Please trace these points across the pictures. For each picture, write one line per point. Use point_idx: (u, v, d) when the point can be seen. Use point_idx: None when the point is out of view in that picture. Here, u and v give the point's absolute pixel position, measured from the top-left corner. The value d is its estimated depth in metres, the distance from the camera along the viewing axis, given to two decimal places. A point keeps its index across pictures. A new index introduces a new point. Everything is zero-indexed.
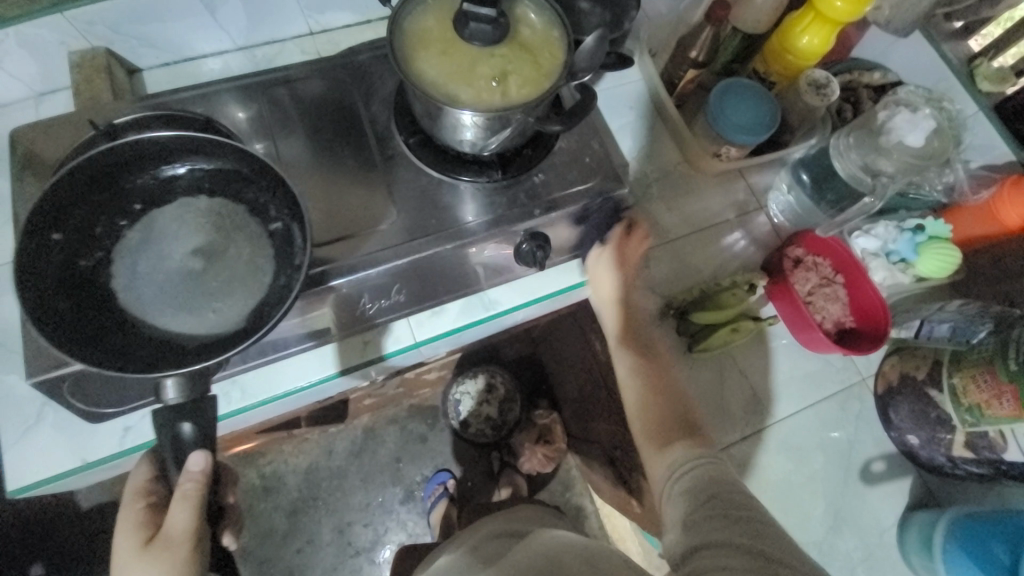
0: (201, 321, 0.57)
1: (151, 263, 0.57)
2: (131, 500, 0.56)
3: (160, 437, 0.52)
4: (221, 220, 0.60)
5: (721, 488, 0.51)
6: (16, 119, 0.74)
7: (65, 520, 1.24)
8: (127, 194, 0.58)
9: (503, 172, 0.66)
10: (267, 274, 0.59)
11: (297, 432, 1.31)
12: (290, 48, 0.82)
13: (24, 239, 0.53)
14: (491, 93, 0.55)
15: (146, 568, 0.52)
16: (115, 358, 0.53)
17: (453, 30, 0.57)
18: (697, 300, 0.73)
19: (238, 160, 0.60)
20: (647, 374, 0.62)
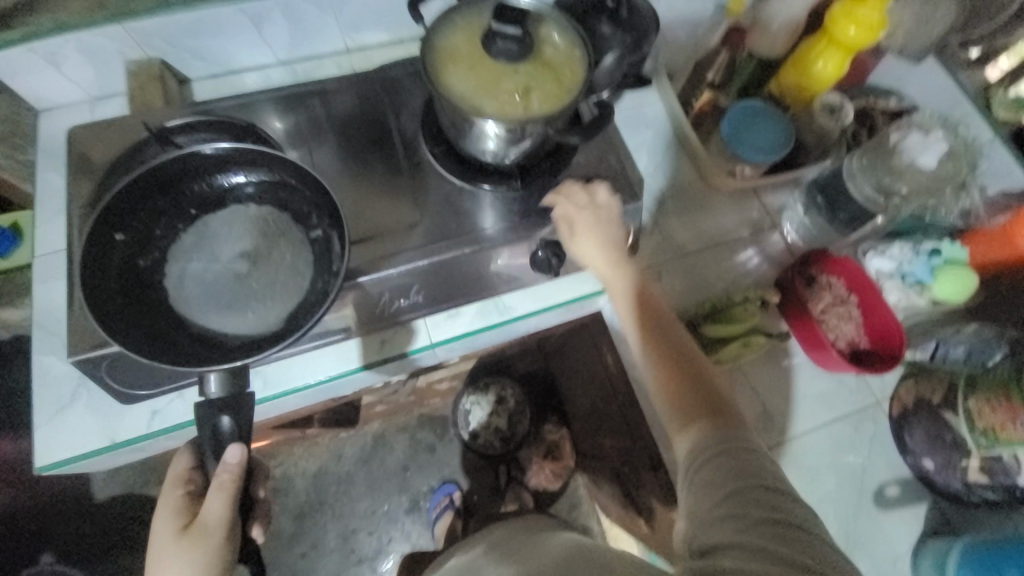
0: (243, 319, 0.61)
1: (205, 263, 0.62)
2: (171, 486, 0.60)
3: (201, 428, 0.56)
4: (267, 226, 0.64)
5: (746, 483, 0.49)
6: (74, 120, 0.80)
7: (81, 512, 1.27)
8: (183, 199, 0.63)
9: (522, 182, 0.69)
10: (306, 279, 0.62)
11: (309, 435, 1.33)
12: (327, 63, 0.88)
13: (89, 239, 0.58)
14: (514, 105, 0.59)
15: (181, 551, 0.56)
16: (160, 350, 0.56)
17: (481, 47, 0.61)
18: (710, 312, 0.74)
19: (285, 172, 0.64)
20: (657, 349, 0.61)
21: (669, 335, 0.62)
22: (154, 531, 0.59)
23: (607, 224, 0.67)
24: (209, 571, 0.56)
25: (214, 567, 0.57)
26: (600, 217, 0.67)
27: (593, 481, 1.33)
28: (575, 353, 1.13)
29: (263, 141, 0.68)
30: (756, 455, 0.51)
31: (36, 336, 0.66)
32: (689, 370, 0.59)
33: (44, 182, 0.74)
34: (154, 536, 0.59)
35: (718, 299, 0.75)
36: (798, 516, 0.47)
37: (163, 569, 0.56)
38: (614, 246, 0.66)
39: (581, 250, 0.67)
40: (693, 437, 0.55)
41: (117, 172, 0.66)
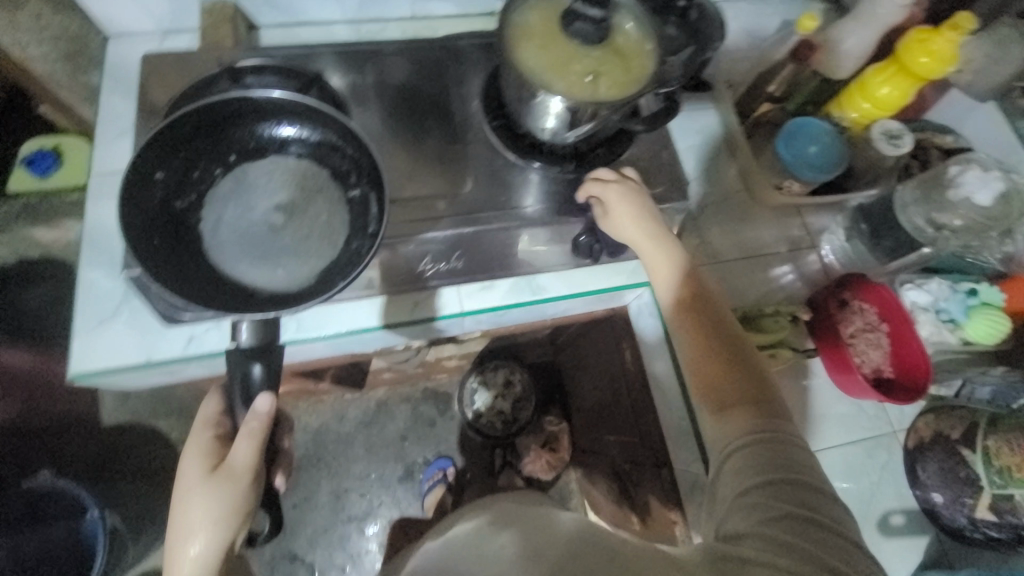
0: (273, 272, 0.62)
1: (242, 212, 0.64)
2: (200, 429, 0.62)
3: (232, 372, 0.59)
4: (305, 181, 0.66)
5: (772, 477, 0.49)
6: (141, 48, 0.81)
7: (85, 433, 1.29)
8: (226, 144, 0.65)
9: (577, 166, 0.70)
10: (340, 238, 0.64)
11: (316, 391, 1.36)
12: (392, 27, 0.88)
13: (130, 172, 0.59)
14: (582, 87, 0.59)
15: (207, 489, 0.57)
16: (185, 287, 0.59)
17: (556, 28, 0.61)
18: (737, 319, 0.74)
19: (330, 130, 0.66)
20: (702, 335, 0.60)
21: (717, 318, 0.60)
22: (180, 471, 0.60)
23: (642, 207, 0.65)
24: (236, 510, 0.58)
25: (240, 507, 0.58)
26: (634, 198, 0.66)
27: (587, 476, 1.35)
28: (588, 347, 1.14)
29: (325, 94, 0.69)
30: (792, 450, 0.51)
31: (86, 250, 0.68)
32: (738, 358, 0.58)
33: (108, 104, 0.76)
34: (180, 476, 0.60)
35: (749, 308, 0.75)
36: (825, 514, 0.47)
37: (189, 505, 0.57)
38: (652, 227, 0.65)
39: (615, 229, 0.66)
40: (734, 424, 0.54)
41: (182, 100, 0.67)
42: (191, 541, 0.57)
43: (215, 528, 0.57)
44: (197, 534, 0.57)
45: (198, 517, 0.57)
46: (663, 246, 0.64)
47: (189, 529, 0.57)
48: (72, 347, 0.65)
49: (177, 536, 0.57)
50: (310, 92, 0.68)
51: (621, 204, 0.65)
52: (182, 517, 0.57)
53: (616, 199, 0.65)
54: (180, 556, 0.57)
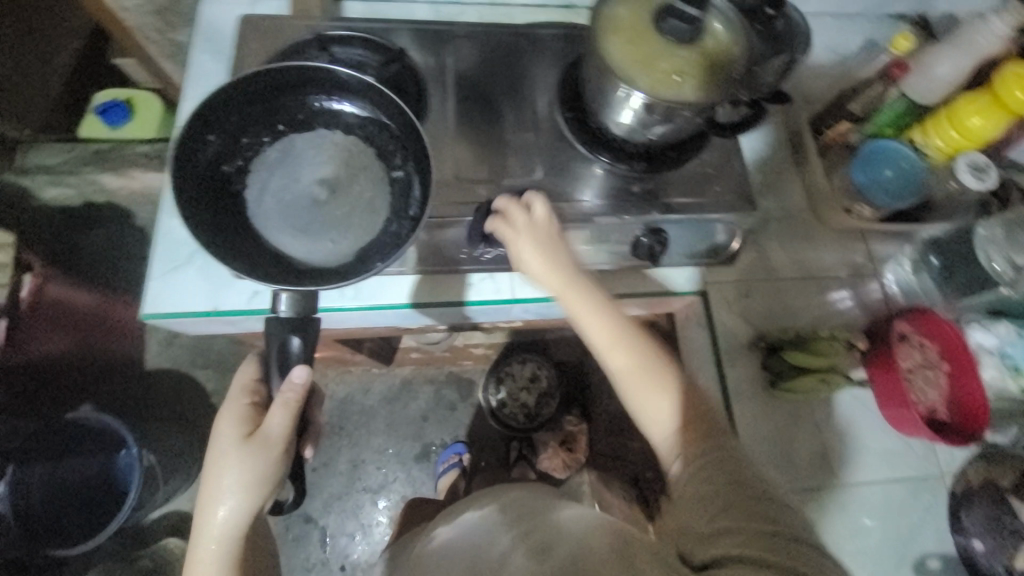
0: (314, 245, 0.64)
1: (286, 182, 0.65)
2: (238, 395, 0.64)
3: (271, 340, 0.59)
4: (350, 158, 0.67)
5: (739, 496, 0.51)
6: (232, 11, 0.82)
7: (128, 374, 1.36)
8: (278, 112, 0.67)
9: (647, 168, 0.69)
10: (380, 219, 0.65)
11: (348, 361, 1.39)
12: (470, 11, 0.88)
13: (187, 132, 0.62)
14: (667, 85, 0.58)
15: (241, 456, 0.60)
16: (223, 249, 0.61)
17: (646, 24, 0.61)
18: (773, 346, 0.73)
19: (382, 111, 0.68)
20: (634, 368, 0.61)
21: (640, 349, 0.62)
22: (216, 434, 0.62)
23: (551, 242, 0.63)
24: (266, 479, 0.61)
25: (271, 474, 0.61)
26: (548, 229, 0.63)
27: (603, 480, 1.34)
28: None
29: (405, 72, 0.70)
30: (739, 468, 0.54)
31: (164, 199, 0.71)
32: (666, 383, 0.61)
33: (196, 62, 0.79)
34: (216, 438, 0.62)
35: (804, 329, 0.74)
36: (786, 526, 0.49)
37: (223, 469, 0.60)
38: (566, 264, 0.63)
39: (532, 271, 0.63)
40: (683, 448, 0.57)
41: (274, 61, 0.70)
42: (220, 504, 0.60)
43: (246, 495, 0.60)
44: (228, 497, 0.60)
45: (234, 480, 0.60)
46: (584, 284, 0.63)
47: (220, 492, 0.60)
48: (145, 288, 0.68)
49: (209, 497, 0.61)
50: (392, 67, 0.70)
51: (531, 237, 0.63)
52: (214, 479, 0.60)
53: (526, 235, 0.62)
54: (210, 514, 0.61)
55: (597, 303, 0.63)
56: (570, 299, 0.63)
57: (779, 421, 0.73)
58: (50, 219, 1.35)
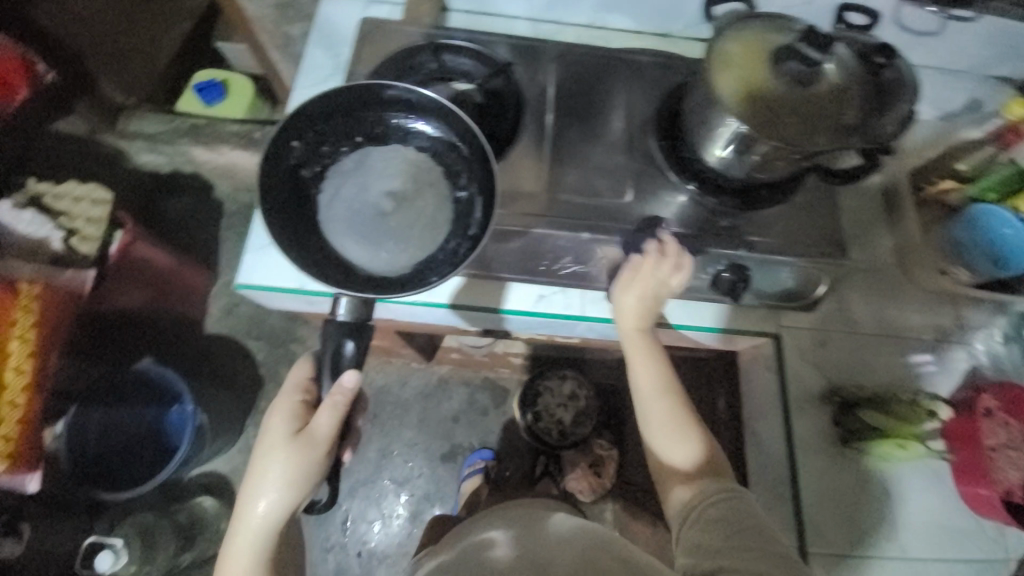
0: (375, 255, 0.64)
1: (356, 191, 0.66)
2: (291, 390, 0.68)
3: (326, 342, 0.64)
4: (419, 174, 0.67)
5: (744, 523, 0.56)
6: (346, 11, 0.87)
7: (191, 334, 1.42)
8: (357, 125, 0.68)
9: (739, 205, 0.68)
10: (441, 235, 0.66)
11: (393, 353, 1.42)
12: (568, 31, 0.90)
13: (277, 137, 0.65)
14: (775, 124, 0.57)
15: (288, 451, 0.63)
16: (294, 248, 0.63)
17: (759, 61, 0.60)
18: (847, 404, 0.71)
19: (456, 133, 0.68)
20: (673, 412, 0.65)
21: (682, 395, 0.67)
22: (266, 428, 0.66)
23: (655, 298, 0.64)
24: (307, 477, 0.63)
25: (312, 472, 0.64)
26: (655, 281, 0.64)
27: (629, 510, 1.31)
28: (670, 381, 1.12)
29: (510, 83, 0.73)
30: (750, 506, 0.58)
31: None
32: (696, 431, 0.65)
33: (310, 56, 0.84)
34: (266, 432, 0.66)
35: (884, 391, 0.72)
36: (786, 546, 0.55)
37: (270, 461, 0.63)
38: (651, 314, 0.66)
39: (623, 306, 0.65)
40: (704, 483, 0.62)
41: (386, 64, 0.73)
42: (262, 497, 0.63)
43: (287, 490, 0.63)
44: (269, 491, 0.63)
45: (278, 473, 0.63)
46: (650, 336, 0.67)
47: (263, 485, 0.63)
48: (241, 259, 0.72)
49: (254, 488, 0.64)
50: (498, 78, 0.74)
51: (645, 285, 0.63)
52: (260, 472, 0.64)
53: (644, 281, 0.63)
54: (253, 505, 0.64)
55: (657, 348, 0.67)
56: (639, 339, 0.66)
57: (850, 482, 0.70)
58: (144, 181, 1.49)
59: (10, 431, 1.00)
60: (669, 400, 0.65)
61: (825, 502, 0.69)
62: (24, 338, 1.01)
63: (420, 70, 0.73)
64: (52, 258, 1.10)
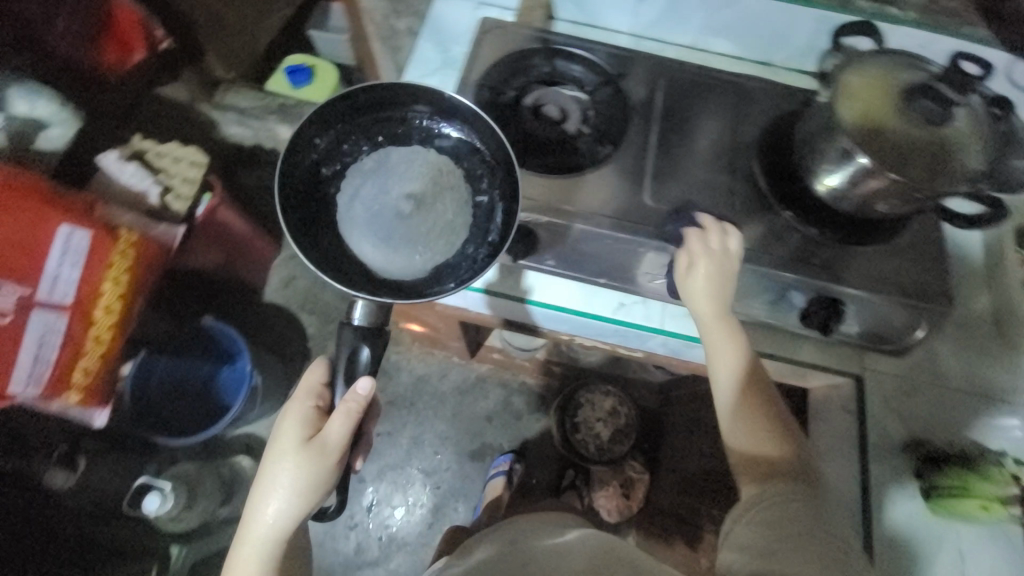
0: (393, 257, 0.64)
1: (375, 192, 0.67)
2: (303, 396, 0.65)
3: (340, 346, 0.62)
4: (438, 176, 0.68)
5: (808, 527, 0.57)
6: (459, 11, 0.92)
7: (252, 299, 1.50)
8: (378, 125, 0.70)
9: (840, 239, 0.68)
10: (459, 238, 0.67)
11: (438, 344, 1.45)
12: (670, 50, 0.91)
13: (299, 133, 0.65)
14: (900, 160, 0.56)
15: (298, 458, 0.61)
16: (309, 245, 0.63)
17: (883, 96, 0.60)
18: (923, 459, 0.70)
19: (479, 137, 0.70)
20: (753, 404, 0.64)
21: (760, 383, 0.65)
22: (277, 430, 0.64)
23: (724, 276, 0.63)
24: (317, 484, 0.62)
25: (322, 480, 0.62)
26: (723, 264, 0.63)
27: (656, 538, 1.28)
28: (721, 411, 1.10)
29: (617, 94, 0.76)
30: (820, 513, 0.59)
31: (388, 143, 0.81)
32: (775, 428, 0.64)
33: (422, 50, 0.89)
34: (279, 434, 0.64)
35: (968, 448, 0.70)
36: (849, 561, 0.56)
37: (280, 467, 0.62)
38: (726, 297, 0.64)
39: (692, 294, 0.64)
40: (768, 474, 0.62)
41: (501, 64, 0.76)
42: (272, 502, 0.62)
43: (297, 496, 0.62)
44: (280, 495, 0.62)
45: (288, 480, 0.62)
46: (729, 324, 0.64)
47: (273, 487, 0.62)
48: None
49: (263, 490, 0.63)
50: (606, 89, 0.76)
51: (710, 266, 0.62)
52: (272, 475, 0.62)
53: (703, 258, 0.62)
54: (264, 508, 0.63)
55: (736, 341, 0.64)
56: (717, 332, 0.64)
57: (918, 535, 0.68)
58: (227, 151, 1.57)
59: (90, 364, 1.06)
60: (745, 397, 0.64)
61: (885, 555, 0.68)
62: (116, 280, 1.06)
63: (533, 72, 0.77)
64: (148, 211, 1.17)
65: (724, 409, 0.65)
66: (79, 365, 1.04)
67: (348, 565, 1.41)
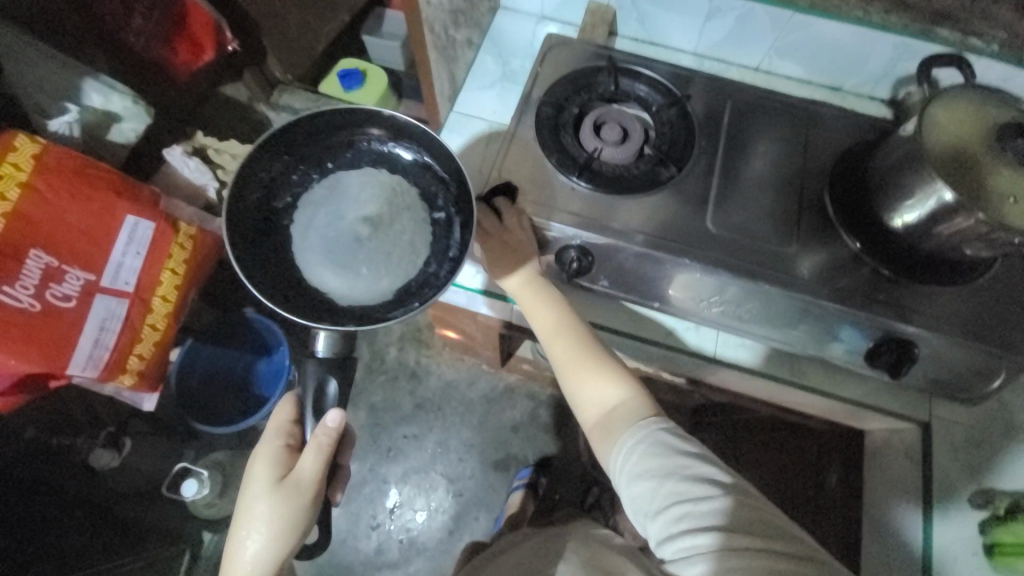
0: (354, 281, 0.62)
1: (328, 219, 0.64)
2: (273, 435, 0.64)
3: (308, 381, 0.63)
4: (394, 196, 0.66)
5: (686, 474, 0.55)
6: (522, 25, 0.93)
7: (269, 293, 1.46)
8: (325, 151, 0.67)
9: (913, 277, 0.64)
10: (419, 259, 0.64)
11: (471, 351, 1.45)
12: (733, 71, 0.89)
13: (241, 169, 0.62)
14: (998, 200, 0.53)
15: (273, 500, 0.61)
16: (266, 284, 0.60)
17: (975, 132, 0.57)
18: (1002, 515, 0.64)
19: (430, 155, 0.68)
20: (583, 360, 0.65)
21: (586, 338, 0.67)
22: (248, 475, 0.64)
23: (509, 244, 0.68)
24: (293, 525, 0.61)
25: (298, 521, 0.61)
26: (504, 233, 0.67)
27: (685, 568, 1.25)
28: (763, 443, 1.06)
29: (683, 114, 0.74)
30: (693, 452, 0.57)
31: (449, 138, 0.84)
32: (611, 369, 0.65)
33: (483, 62, 0.90)
34: (250, 477, 0.64)
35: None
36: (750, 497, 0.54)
37: (253, 510, 0.61)
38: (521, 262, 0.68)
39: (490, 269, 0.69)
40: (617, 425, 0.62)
41: (567, 80, 0.76)
42: (247, 548, 0.60)
43: (274, 539, 0.60)
44: (252, 540, 0.60)
45: (263, 524, 0.60)
46: (538, 291, 0.68)
47: (246, 535, 0.60)
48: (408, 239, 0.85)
49: (237, 536, 0.61)
50: (672, 109, 0.75)
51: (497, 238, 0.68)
52: (245, 518, 0.61)
53: (501, 239, 0.67)
54: (239, 554, 0.60)
55: (542, 295, 0.68)
56: (521, 294, 0.68)
57: None
58: None
59: (144, 350, 1.09)
60: (574, 353, 0.66)
61: None
62: (174, 270, 1.11)
63: (596, 89, 0.77)
64: (206, 205, 1.24)
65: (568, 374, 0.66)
66: (134, 350, 1.07)
67: (368, 565, 1.42)
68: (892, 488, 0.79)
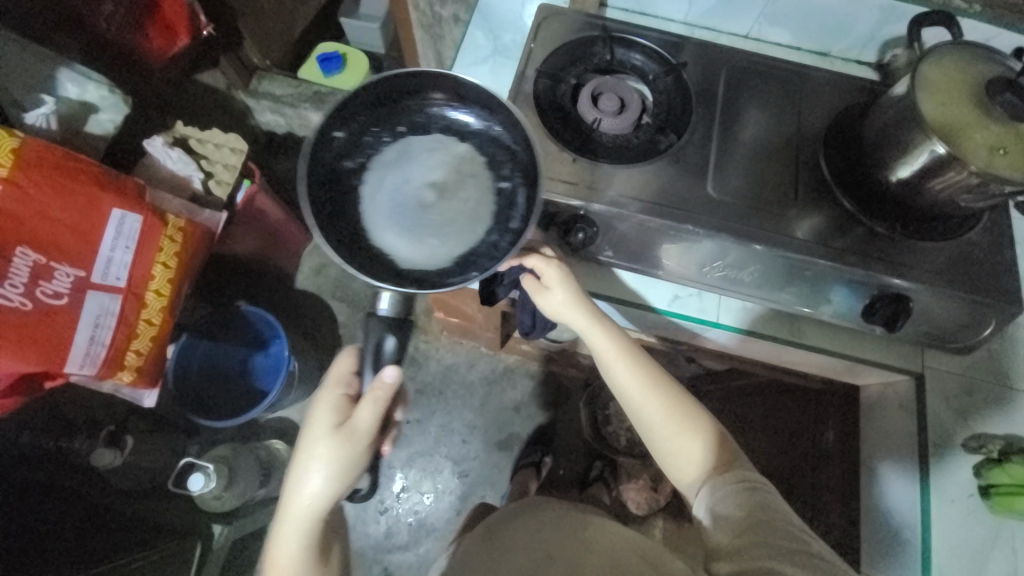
0: (418, 246, 0.63)
1: (398, 181, 0.66)
2: (333, 383, 0.65)
3: (367, 338, 0.65)
4: (460, 165, 0.67)
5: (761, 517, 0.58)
6: None
7: (282, 286, 1.52)
8: (400, 115, 0.68)
9: (906, 233, 0.66)
10: (482, 227, 0.64)
11: (469, 334, 1.46)
12: (723, 39, 0.90)
13: (320, 128, 0.62)
14: (984, 154, 0.55)
15: (331, 443, 0.61)
16: (340, 242, 0.62)
17: (960, 88, 0.58)
18: (996, 459, 0.68)
19: (498, 124, 0.67)
20: (668, 411, 0.66)
21: (667, 387, 0.67)
22: (308, 421, 0.64)
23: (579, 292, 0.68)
24: (351, 469, 0.61)
25: (355, 465, 0.62)
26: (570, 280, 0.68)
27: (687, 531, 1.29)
28: None
29: (680, 82, 0.75)
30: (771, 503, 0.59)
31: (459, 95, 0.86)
32: (695, 420, 0.66)
33: (473, 37, 0.88)
34: (309, 423, 0.64)
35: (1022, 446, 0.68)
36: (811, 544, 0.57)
37: (311, 454, 0.61)
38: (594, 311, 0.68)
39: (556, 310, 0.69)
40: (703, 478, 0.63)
41: (563, 51, 0.76)
42: (306, 486, 0.60)
43: (334, 479, 0.61)
44: (314, 479, 0.60)
45: (322, 464, 0.61)
46: (613, 339, 0.68)
47: (307, 473, 0.61)
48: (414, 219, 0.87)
49: (299, 474, 0.61)
50: (667, 77, 0.75)
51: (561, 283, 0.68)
52: (306, 460, 0.61)
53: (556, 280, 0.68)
54: (300, 490, 0.61)
55: (617, 342, 0.68)
56: (593, 338, 0.68)
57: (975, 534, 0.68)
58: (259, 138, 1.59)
59: (141, 346, 1.08)
60: (656, 403, 0.66)
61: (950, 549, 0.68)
62: (166, 264, 1.08)
63: (593, 60, 0.76)
64: (192, 197, 1.20)
65: (649, 422, 0.67)
66: (131, 346, 1.06)
67: (378, 549, 1.44)
68: (888, 439, 0.83)
